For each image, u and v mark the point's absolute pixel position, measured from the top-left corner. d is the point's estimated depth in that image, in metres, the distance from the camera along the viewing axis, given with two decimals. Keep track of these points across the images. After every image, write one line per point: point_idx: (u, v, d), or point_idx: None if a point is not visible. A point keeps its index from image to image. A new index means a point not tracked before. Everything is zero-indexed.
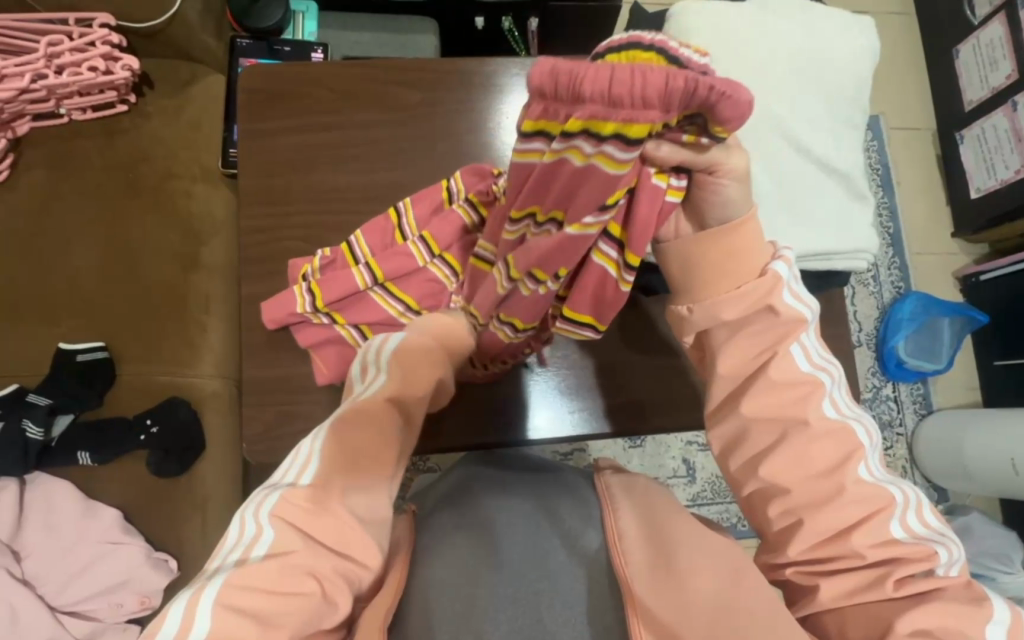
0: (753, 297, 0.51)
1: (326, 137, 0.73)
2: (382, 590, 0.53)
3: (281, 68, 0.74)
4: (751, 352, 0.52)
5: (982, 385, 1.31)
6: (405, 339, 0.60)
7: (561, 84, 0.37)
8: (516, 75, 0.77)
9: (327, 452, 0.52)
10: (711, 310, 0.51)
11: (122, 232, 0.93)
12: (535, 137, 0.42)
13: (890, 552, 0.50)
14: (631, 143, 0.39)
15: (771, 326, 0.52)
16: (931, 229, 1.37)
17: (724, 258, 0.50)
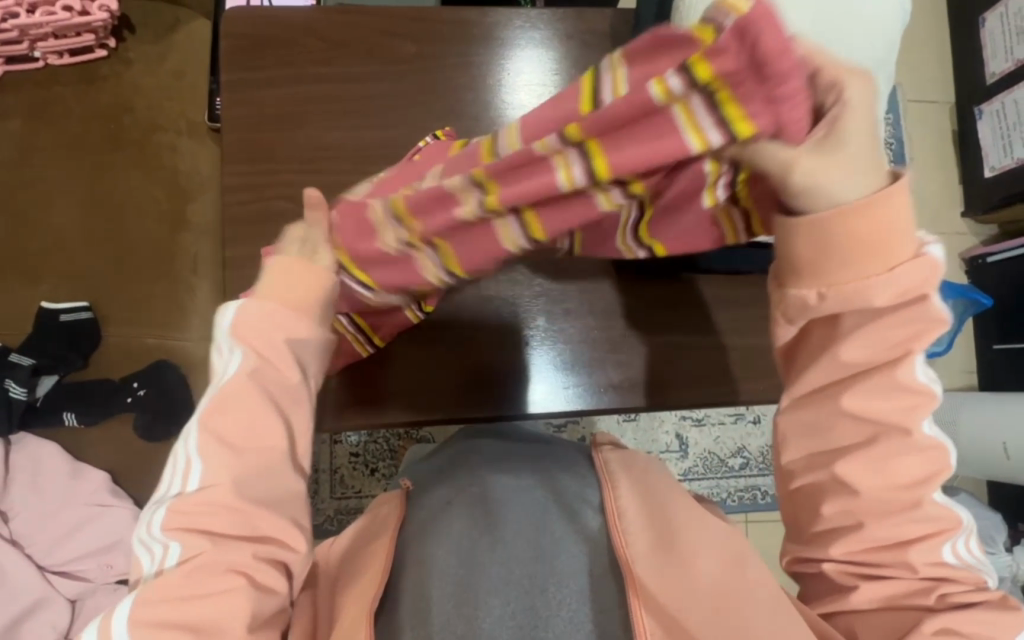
0: (910, 283, 0.43)
1: (317, 90, 0.69)
2: (371, 568, 0.54)
3: (266, 12, 0.69)
4: (884, 343, 0.46)
5: (979, 368, 1.30)
6: (245, 319, 0.50)
7: (765, 65, 0.31)
8: (519, 27, 0.72)
9: (206, 446, 0.48)
10: (851, 298, 0.44)
11: (105, 187, 0.89)
12: (702, 94, 0.33)
13: (939, 571, 0.49)
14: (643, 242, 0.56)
15: (909, 319, 0.45)
16: (940, 207, 1.33)
17: (872, 236, 0.42)
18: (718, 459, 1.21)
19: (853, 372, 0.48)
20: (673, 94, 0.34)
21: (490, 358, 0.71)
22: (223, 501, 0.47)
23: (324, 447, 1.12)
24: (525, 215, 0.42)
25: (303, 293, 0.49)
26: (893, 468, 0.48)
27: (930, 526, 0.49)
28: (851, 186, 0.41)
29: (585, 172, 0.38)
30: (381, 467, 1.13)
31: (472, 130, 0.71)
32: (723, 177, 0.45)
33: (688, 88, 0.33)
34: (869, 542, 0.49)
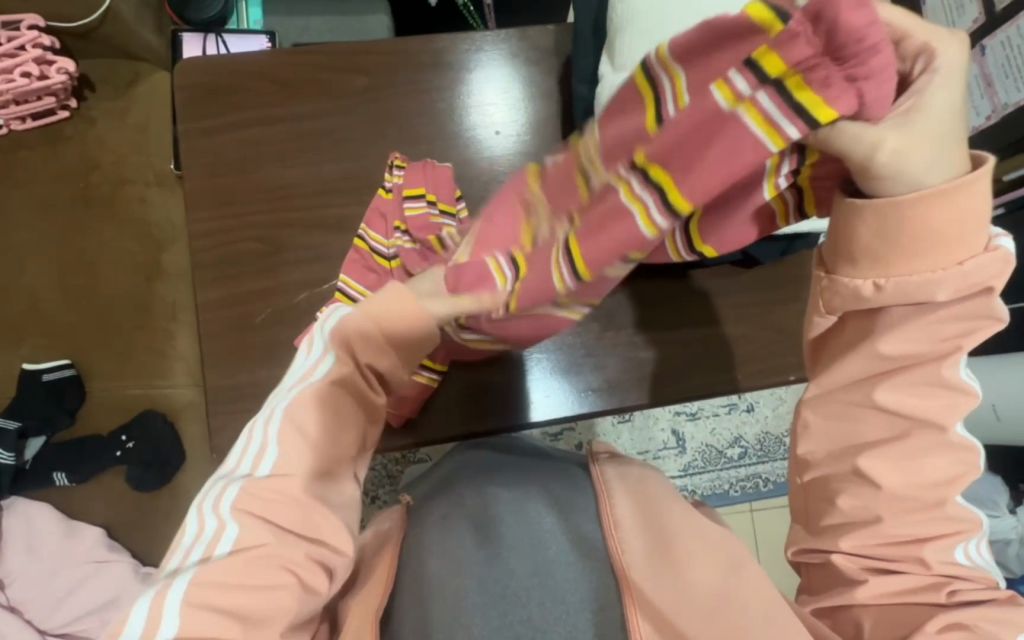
0: (978, 279, 0.42)
1: (274, 130, 0.70)
2: (370, 588, 0.53)
3: (218, 60, 0.71)
4: (931, 336, 0.44)
5: None
6: (346, 322, 0.52)
7: (846, 45, 0.32)
8: (465, 49, 0.74)
9: (285, 436, 0.47)
10: (911, 290, 0.42)
11: (78, 245, 0.90)
12: (769, 86, 0.35)
13: (952, 569, 0.48)
14: (690, 244, 0.54)
15: (970, 312, 0.43)
16: None
17: (944, 225, 0.40)
18: (716, 450, 1.21)
19: (887, 367, 0.46)
20: (740, 97, 0.36)
21: (485, 377, 0.71)
22: (291, 491, 0.45)
23: None
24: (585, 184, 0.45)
25: (405, 325, 0.51)
26: (921, 469, 0.47)
27: (949, 526, 0.48)
28: (933, 167, 0.38)
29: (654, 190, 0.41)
30: (381, 494, 1.13)
31: (431, 155, 0.72)
32: (786, 163, 0.42)
33: (757, 90, 0.35)
34: (884, 537, 0.48)
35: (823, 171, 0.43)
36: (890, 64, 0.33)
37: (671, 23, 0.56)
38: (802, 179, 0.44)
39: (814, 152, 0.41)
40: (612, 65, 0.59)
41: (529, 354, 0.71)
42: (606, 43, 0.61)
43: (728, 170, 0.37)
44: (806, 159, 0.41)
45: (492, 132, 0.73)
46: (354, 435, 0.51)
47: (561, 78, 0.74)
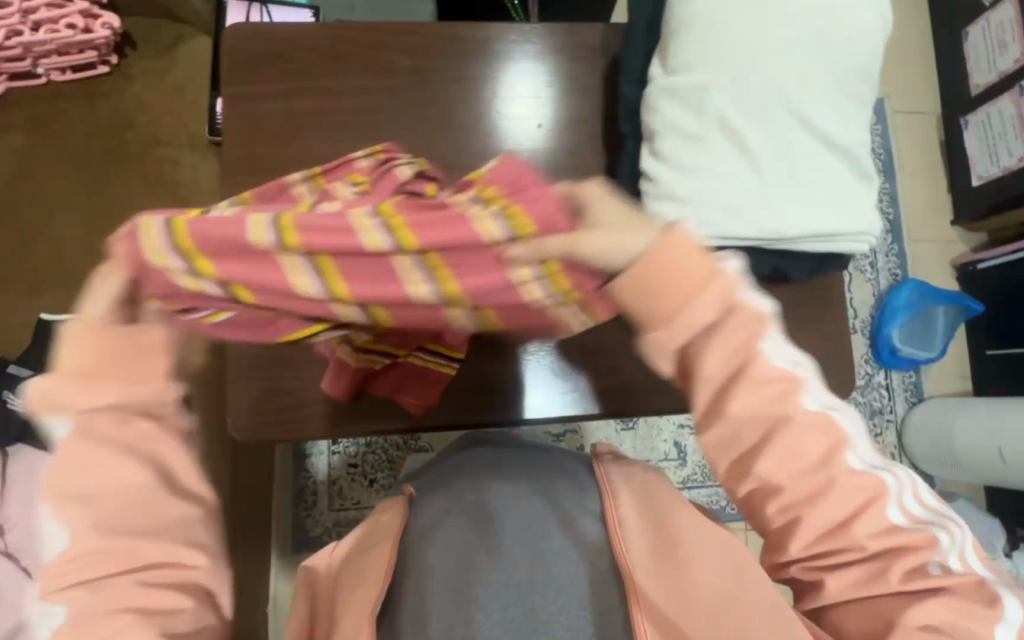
0: (716, 301, 0.42)
1: (317, 103, 0.70)
2: (365, 581, 0.53)
3: (266, 28, 0.71)
4: (735, 351, 0.43)
5: (973, 374, 1.32)
6: (40, 387, 0.40)
7: (517, 181, 0.41)
8: (513, 42, 0.74)
9: (62, 509, 0.40)
10: (655, 314, 0.42)
11: (106, 201, 0.90)
12: (497, 215, 0.39)
13: (890, 541, 0.44)
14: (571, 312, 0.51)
15: (737, 330, 0.43)
16: (930, 215, 1.36)
17: (669, 272, 0.41)
18: None
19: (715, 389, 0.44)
20: (500, 194, 0.40)
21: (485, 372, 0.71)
22: (90, 547, 0.40)
23: (321, 457, 1.13)
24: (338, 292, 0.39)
25: (127, 367, 0.41)
26: (802, 452, 0.43)
27: (864, 496, 0.43)
28: (619, 246, 0.41)
29: (320, 285, 0.39)
30: (379, 478, 1.14)
31: (468, 142, 0.72)
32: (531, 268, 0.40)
33: (494, 208, 0.39)
34: (818, 529, 0.43)
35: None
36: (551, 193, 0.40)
37: (724, 34, 0.55)
38: (560, 292, 0.42)
39: (551, 263, 0.40)
40: (664, 69, 0.58)
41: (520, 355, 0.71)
42: (660, 44, 0.60)
43: (447, 238, 0.38)
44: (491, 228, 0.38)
45: (532, 125, 0.73)
46: (143, 467, 0.42)
47: (604, 78, 0.74)
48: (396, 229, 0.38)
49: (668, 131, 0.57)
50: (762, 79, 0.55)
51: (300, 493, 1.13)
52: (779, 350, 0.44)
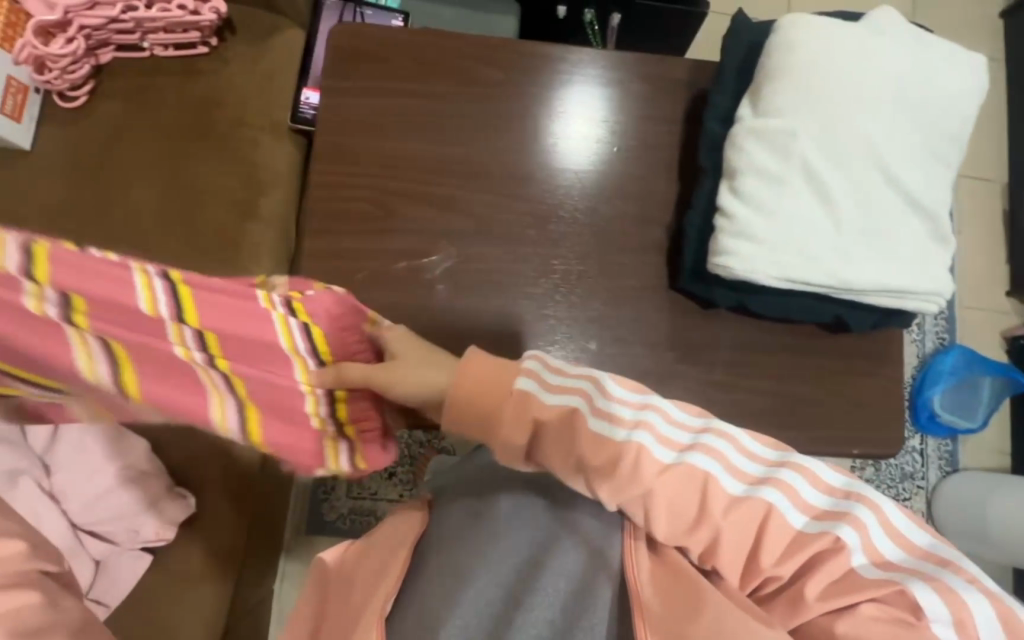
0: (533, 416, 0.56)
1: (405, 104, 0.74)
2: (385, 579, 0.55)
3: (366, 29, 0.74)
4: (568, 451, 0.56)
5: (1013, 451, 1.28)
6: None
7: (331, 307, 0.51)
8: (598, 67, 0.76)
9: None
10: (476, 424, 0.57)
11: (186, 173, 0.95)
12: (301, 323, 0.50)
13: (801, 556, 0.51)
14: (353, 449, 0.60)
15: (559, 432, 0.56)
16: (985, 283, 1.34)
17: (475, 392, 0.56)
18: None
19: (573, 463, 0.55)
20: (275, 304, 0.48)
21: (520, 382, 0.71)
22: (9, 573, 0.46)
23: None
24: (230, 377, 0.51)
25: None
26: (680, 510, 0.53)
27: (755, 522, 0.52)
28: (421, 382, 0.56)
29: (311, 351, 0.52)
30: (399, 472, 1.15)
31: (544, 158, 0.74)
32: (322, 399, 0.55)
33: (304, 342, 0.51)
34: (737, 564, 0.52)
35: (353, 408, 0.58)
36: (330, 299, 0.51)
37: (824, 87, 0.56)
38: (338, 416, 0.58)
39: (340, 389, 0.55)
40: (752, 110, 0.58)
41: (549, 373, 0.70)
42: (750, 88, 0.60)
43: (234, 320, 0.47)
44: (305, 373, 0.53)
45: (607, 148, 0.75)
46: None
47: (682, 111, 0.76)
48: (297, 312, 0.50)
49: (751, 172, 0.57)
50: (859, 134, 0.56)
51: (321, 476, 1.15)
52: (622, 404, 0.56)
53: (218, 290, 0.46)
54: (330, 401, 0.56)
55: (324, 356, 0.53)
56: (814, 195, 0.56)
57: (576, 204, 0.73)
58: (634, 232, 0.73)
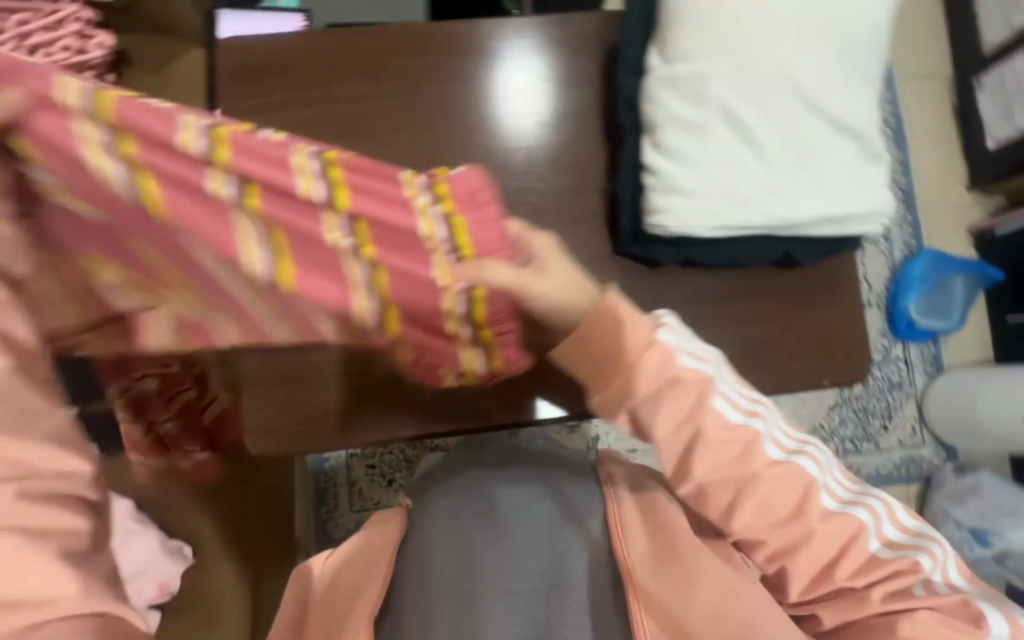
0: (654, 377, 0.52)
1: (312, 114, 0.70)
2: (370, 585, 0.56)
3: (257, 40, 0.70)
4: (675, 416, 0.53)
5: (994, 342, 1.29)
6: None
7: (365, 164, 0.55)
8: (507, 37, 0.73)
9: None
10: (611, 395, 0.54)
11: None
12: (330, 195, 0.53)
13: (874, 573, 0.52)
14: (489, 363, 0.66)
15: (681, 390, 0.53)
16: (945, 181, 1.33)
17: (595, 356, 0.53)
18: None
19: (684, 431, 0.53)
20: (312, 170, 0.52)
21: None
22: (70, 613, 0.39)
23: (339, 460, 1.14)
24: (275, 255, 0.55)
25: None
26: (774, 505, 0.52)
27: (841, 539, 0.52)
28: (558, 290, 0.54)
29: (327, 191, 0.53)
30: (397, 477, 1.15)
31: (468, 142, 0.71)
32: (360, 269, 0.57)
33: (445, 215, 0.56)
34: (808, 576, 0.52)
35: (492, 309, 0.60)
36: (385, 176, 0.55)
37: (728, 21, 0.53)
38: (474, 317, 0.61)
39: (481, 289, 0.58)
40: (661, 58, 0.56)
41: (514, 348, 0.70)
42: (656, 33, 0.57)
43: (262, 170, 0.51)
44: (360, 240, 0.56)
45: (531, 120, 0.72)
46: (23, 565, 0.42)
47: (601, 67, 0.73)
48: (331, 181, 0.53)
49: (668, 124, 0.55)
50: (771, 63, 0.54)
51: (320, 496, 1.14)
52: (729, 406, 0.53)
53: (258, 154, 0.51)
54: (374, 290, 0.59)
55: (327, 164, 0.53)
56: (737, 136, 0.55)
57: (508, 183, 0.71)
58: (573, 202, 0.71)
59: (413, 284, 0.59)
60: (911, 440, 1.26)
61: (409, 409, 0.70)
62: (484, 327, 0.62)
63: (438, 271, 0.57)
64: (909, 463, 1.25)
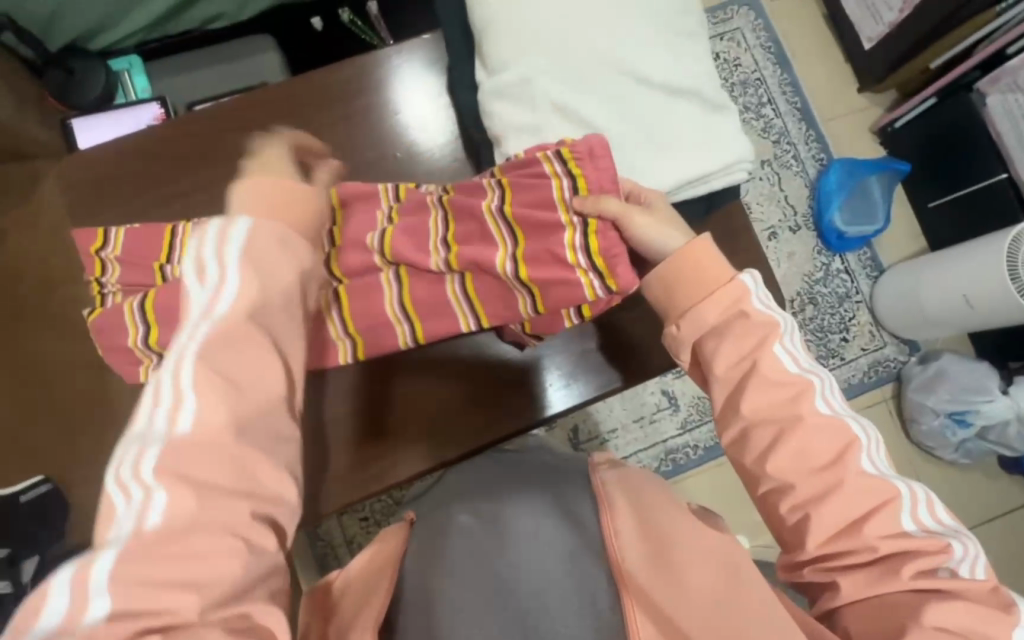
0: (734, 296, 0.54)
1: (176, 209, 0.69)
2: (370, 603, 0.51)
3: (100, 150, 0.69)
4: (741, 350, 0.54)
5: (925, 230, 1.32)
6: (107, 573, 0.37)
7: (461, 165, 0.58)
8: (350, 78, 0.71)
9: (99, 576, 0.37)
10: (697, 321, 0.55)
11: (23, 360, 0.90)
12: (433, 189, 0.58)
13: (901, 544, 0.48)
14: (581, 313, 0.58)
15: (748, 329, 0.54)
16: (837, 90, 1.35)
17: (691, 272, 0.55)
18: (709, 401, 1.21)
19: (739, 373, 0.54)
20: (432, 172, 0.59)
21: (480, 380, 0.72)
22: None
23: (330, 523, 1.12)
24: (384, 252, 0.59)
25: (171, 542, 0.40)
26: (811, 453, 0.51)
27: (875, 499, 0.50)
28: (670, 234, 0.55)
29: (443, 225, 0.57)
30: None
31: None
32: (503, 239, 0.54)
33: (564, 165, 0.53)
34: (828, 530, 0.50)
35: (606, 241, 0.52)
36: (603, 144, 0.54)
37: (535, 20, 0.55)
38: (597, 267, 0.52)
39: (594, 218, 0.52)
40: (486, 71, 0.58)
41: (515, 350, 0.72)
42: (477, 50, 0.59)
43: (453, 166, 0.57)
44: (450, 224, 0.57)
45: (396, 153, 0.71)
46: None
47: (450, 84, 0.72)
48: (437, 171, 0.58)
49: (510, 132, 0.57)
50: (587, 48, 0.56)
51: (321, 564, 1.12)
52: (790, 355, 0.53)
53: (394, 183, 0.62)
54: (462, 283, 0.59)
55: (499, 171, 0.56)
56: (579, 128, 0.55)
57: None
58: None
59: (495, 248, 0.54)
60: (872, 344, 1.28)
61: (415, 444, 0.70)
62: (597, 257, 0.52)
63: (557, 201, 0.53)
64: (877, 367, 1.27)
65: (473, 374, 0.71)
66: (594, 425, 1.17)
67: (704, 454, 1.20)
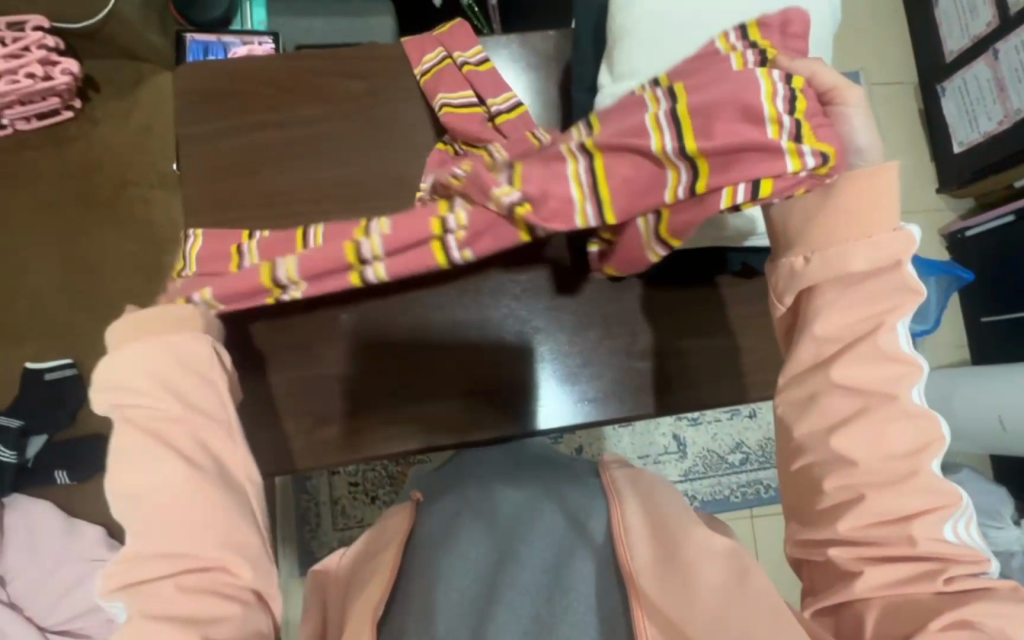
0: (887, 250, 0.51)
1: (273, 134, 0.71)
2: (374, 579, 0.53)
3: (217, 65, 0.72)
4: (859, 310, 0.52)
5: (970, 342, 1.31)
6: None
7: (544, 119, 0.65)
8: None
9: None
10: (833, 260, 0.52)
11: (81, 246, 0.93)
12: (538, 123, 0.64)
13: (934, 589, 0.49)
14: (756, 191, 0.47)
15: (889, 287, 0.52)
16: (916, 183, 1.35)
17: (858, 206, 0.51)
18: (717, 456, 1.20)
19: (849, 335, 0.52)
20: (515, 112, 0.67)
21: (506, 375, 0.71)
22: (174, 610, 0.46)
23: (322, 479, 1.12)
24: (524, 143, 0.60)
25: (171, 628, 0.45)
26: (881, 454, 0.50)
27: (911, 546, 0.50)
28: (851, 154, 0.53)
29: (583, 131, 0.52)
30: (381, 494, 1.13)
31: None
32: (663, 101, 0.48)
33: (745, 39, 0.51)
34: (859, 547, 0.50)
35: (808, 103, 0.48)
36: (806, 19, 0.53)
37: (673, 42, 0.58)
38: (803, 132, 0.47)
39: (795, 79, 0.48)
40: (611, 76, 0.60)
41: (547, 351, 0.71)
42: (606, 54, 0.62)
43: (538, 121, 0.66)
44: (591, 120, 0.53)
45: None
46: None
47: (562, 85, 0.74)
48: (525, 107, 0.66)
49: None
50: None
51: (303, 516, 1.12)
52: (907, 333, 0.52)
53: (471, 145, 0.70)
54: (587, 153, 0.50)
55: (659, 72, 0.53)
56: None
57: None
58: None
59: (643, 108, 0.49)
60: None
61: (419, 421, 0.69)
62: (803, 119, 0.47)
63: (734, 64, 0.48)
64: None
65: (495, 362, 0.71)
66: (600, 451, 1.16)
67: (700, 507, 1.19)
